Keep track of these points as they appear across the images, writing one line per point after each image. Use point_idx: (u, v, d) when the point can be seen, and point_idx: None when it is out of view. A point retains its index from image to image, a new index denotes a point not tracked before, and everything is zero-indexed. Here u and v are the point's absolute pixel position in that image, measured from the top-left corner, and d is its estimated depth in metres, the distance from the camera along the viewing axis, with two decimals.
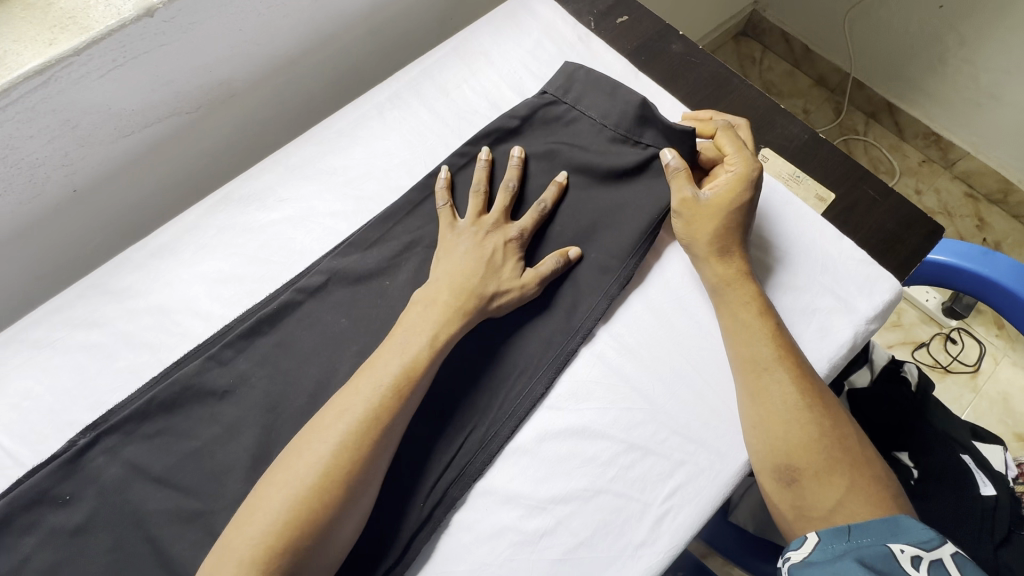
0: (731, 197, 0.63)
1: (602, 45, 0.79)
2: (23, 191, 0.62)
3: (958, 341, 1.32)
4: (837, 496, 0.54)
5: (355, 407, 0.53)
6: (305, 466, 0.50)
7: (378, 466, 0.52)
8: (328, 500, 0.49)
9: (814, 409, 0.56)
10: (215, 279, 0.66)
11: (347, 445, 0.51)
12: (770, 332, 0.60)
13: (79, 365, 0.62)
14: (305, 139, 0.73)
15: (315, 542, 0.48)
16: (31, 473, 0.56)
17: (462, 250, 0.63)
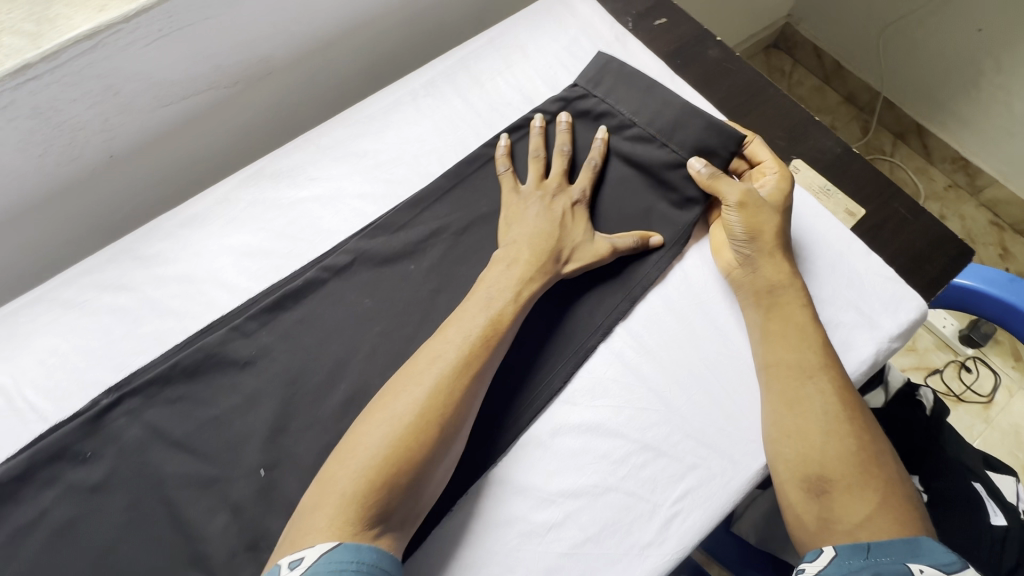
0: (780, 194, 0.66)
1: (638, 46, 0.79)
2: (62, 153, 0.63)
3: (973, 370, 1.30)
4: (867, 512, 0.53)
5: (448, 354, 0.55)
6: (387, 427, 0.51)
7: (468, 414, 0.55)
8: (415, 452, 0.50)
9: (854, 422, 0.57)
10: (242, 252, 0.66)
11: (440, 388, 0.53)
12: (816, 341, 0.60)
13: (106, 326, 0.63)
14: (338, 120, 0.74)
15: (412, 481, 0.50)
16: (56, 428, 0.58)
17: (531, 210, 0.66)
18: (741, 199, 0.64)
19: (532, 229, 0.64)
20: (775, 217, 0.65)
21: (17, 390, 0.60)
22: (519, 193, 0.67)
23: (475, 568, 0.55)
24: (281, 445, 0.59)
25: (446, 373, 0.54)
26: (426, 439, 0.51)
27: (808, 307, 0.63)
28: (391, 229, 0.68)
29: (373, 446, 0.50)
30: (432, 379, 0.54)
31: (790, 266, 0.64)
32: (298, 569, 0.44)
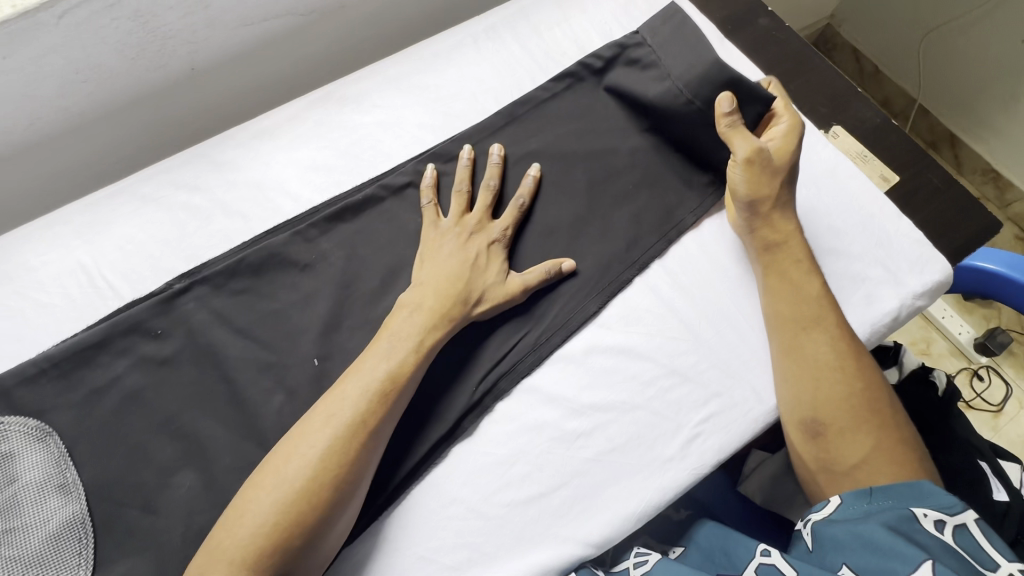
0: (788, 150, 0.66)
1: (692, 10, 0.83)
2: (152, 60, 0.68)
3: (985, 378, 1.30)
4: (862, 454, 0.56)
5: (344, 411, 0.52)
6: (296, 471, 0.49)
7: (375, 454, 0.53)
8: (325, 491, 0.49)
9: (849, 370, 0.59)
10: (308, 166, 0.71)
11: (343, 436, 0.51)
12: (812, 294, 0.63)
13: (179, 221, 0.68)
14: (403, 56, 0.79)
15: (326, 516, 0.49)
16: (133, 304, 0.62)
17: (449, 246, 0.63)
18: (750, 155, 0.65)
19: (445, 266, 0.62)
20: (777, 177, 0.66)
21: (97, 269, 0.65)
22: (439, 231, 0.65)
23: (506, 464, 0.59)
24: (334, 340, 0.63)
25: (416, 342, 0.57)
26: (390, 406, 0.54)
27: (808, 258, 0.65)
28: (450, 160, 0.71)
29: (348, 406, 0.52)
30: (405, 345, 0.57)
31: (791, 225, 0.66)
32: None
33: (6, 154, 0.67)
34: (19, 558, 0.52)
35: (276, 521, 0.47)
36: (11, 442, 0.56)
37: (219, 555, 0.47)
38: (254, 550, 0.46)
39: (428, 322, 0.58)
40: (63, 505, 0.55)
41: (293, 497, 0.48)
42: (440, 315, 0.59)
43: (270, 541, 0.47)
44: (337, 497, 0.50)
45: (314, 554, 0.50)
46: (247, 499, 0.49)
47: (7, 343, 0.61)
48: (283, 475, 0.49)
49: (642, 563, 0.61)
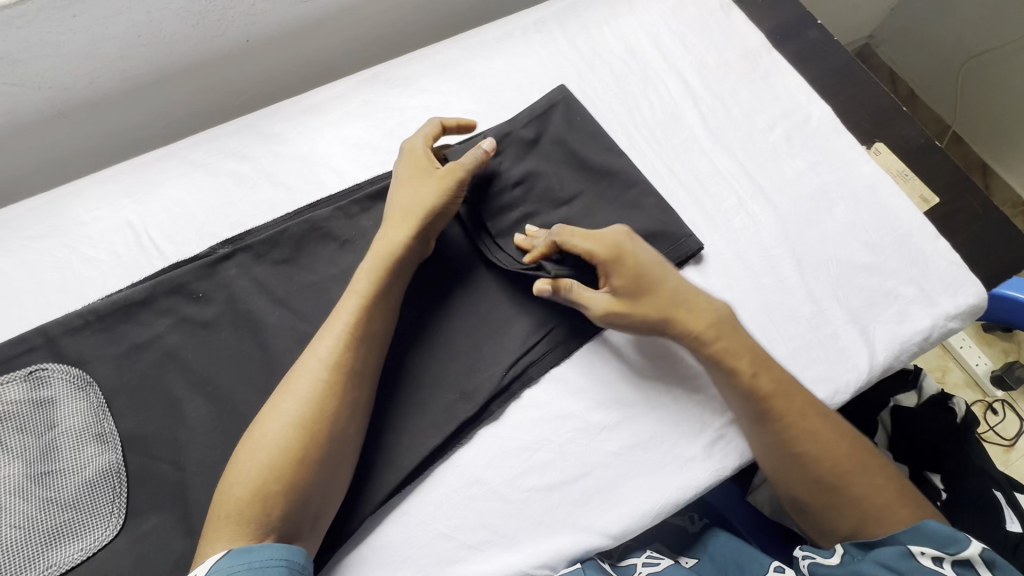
0: (636, 271, 0.61)
1: (741, 18, 0.83)
2: (210, 28, 0.70)
3: (999, 412, 1.28)
4: (853, 522, 0.57)
5: (287, 414, 0.51)
6: (252, 469, 0.49)
7: (336, 444, 0.52)
8: (293, 479, 0.49)
9: (812, 451, 0.58)
10: (353, 144, 0.72)
11: (293, 432, 0.50)
12: (748, 382, 0.59)
13: (226, 187, 0.69)
14: (453, 43, 0.80)
15: (298, 503, 0.49)
16: (177, 266, 0.64)
17: (416, 197, 0.62)
18: (608, 313, 0.60)
19: (389, 219, 0.62)
20: (633, 289, 0.60)
21: (144, 229, 0.66)
22: (412, 170, 0.64)
23: (530, 450, 0.60)
24: None
25: (363, 294, 0.57)
26: (353, 360, 0.54)
27: (727, 318, 0.62)
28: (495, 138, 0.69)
29: (305, 379, 0.53)
30: (353, 302, 0.57)
31: (682, 308, 0.61)
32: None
33: (63, 111, 0.69)
34: (56, 499, 0.55)
35: (241, 515, 0.47)
36: (54, 388, 0.58)
37: (215, 519, 0.48)
38: (242, 511, 0.47)
39: (372, 275, 0.58)
40: (100, 453, 0.57)
41: (273, 456, 0.49)
42: (389, 267, 0.59)
43: (260, 498, 0.47)
44: (322, 444, 0.51)
45: (313, 502, 0.50)
46: (229, 472, 0.50)
47: (54, 293, 0.63)
48: (254, 445, 0.50)
49: (653, 564, 0.60)
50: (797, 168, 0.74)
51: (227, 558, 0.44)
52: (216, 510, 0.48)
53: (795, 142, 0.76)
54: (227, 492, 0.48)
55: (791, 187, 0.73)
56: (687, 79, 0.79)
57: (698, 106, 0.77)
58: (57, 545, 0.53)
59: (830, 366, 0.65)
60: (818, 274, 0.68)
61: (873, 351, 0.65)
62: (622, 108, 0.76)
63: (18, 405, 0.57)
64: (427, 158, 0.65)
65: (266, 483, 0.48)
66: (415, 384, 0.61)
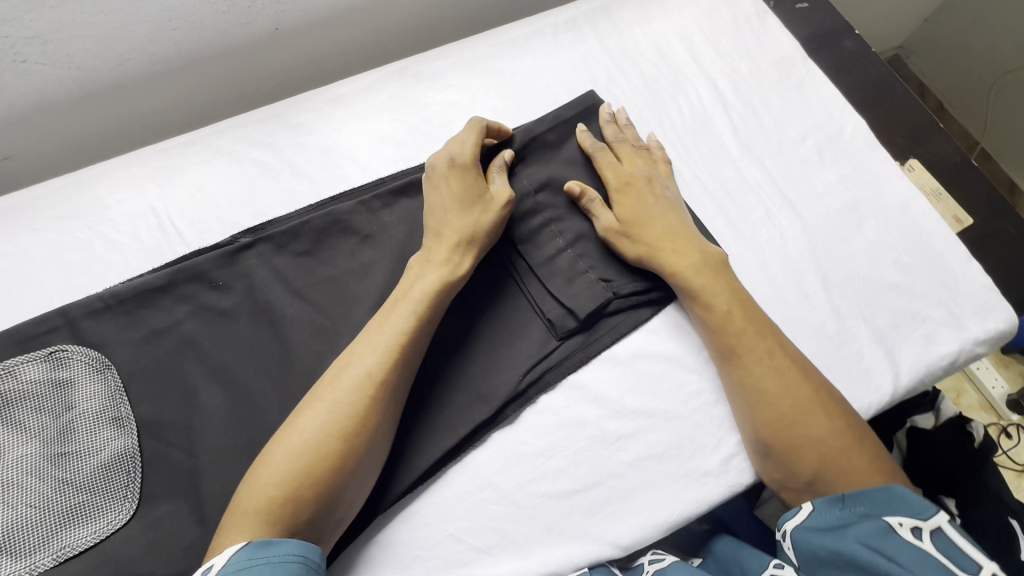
0: (635, 209, 0.65)
1: (776, 24, 0.81)
2: (240, 14, 0.69)
3: (1015, 436, 1.20)
4: (814, 466, 0.55)
5: (323, 420, 0.50)
6: (282, 469, 0.48)
7: (365, 462, 0.51)
8: (320, 486, 0.48)
9: (784, 385, 0.58)
10: (378, 138, 0.72)
11: (327, 440, 0.49)
12: (723, 313, 0.61)
13: (249, 176, 0.69)
14: (481, 40, 0.79)
15: (320, 510, 0.48)
16: (198, 253, 0.63)
17: (474, 218, 0.61)
18: (610, 231, 0.64)
19: (446, 237, 0.61)
20: (633, 215, 0.65)
21: (167, 215, 0.66)
22: (462, 183, 0.62)
23: (543, 456, 0.59)
24: None
25: (415, 310, 0.56)
26: (399, 376, 0.54)
27: (716, 263, 0.63)
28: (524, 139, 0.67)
29: (347, 388, 0.52)
30: (405, 317, 0.56)
31: (675, 245, 0.64)
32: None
33: (91, 92, 0.69)
34: (72, 481, 0.55)
35: (267, 513, 0.46)
36: (73, 370, 0.58)
37: (235, 518, 0.47)
38: (269, 512, 0.46)
39: (430, 292, 0.57)
40: (116, 437, 0.57)
41: (308, 464, 0.48)
42: (444, 286, 0.58)
43: (292, 502, 0.47)
44: (358, 455, 0.50)
45: (338, 509, 0.50)
46: (257, 472, 0.49)
47: (75, 275, 0.63)
48: (287, 448, 0.49)
49: (657, 561, 0.60)
50: (828, 182, 0.73)
51: (251, 552, 0.44)
52: (238, 509, 0.47)
53: (827, 155, 0.74)
54: (254, 490, 0.48)
55: (821, 201, 0.71)
56: (719, 86, 0.77)
57: (729, 114, 0.76)
58: (70, 527, 0.54)
59: (852, 387, 0.63)
60: (845, 292, 0.67)
61: (897, 373, 0.64)
62: (651, 113, 0.75)
63: (38, 385, 0.57)
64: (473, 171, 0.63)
65: (299, 490, 0.47)
66: (431, 384, 0.60)
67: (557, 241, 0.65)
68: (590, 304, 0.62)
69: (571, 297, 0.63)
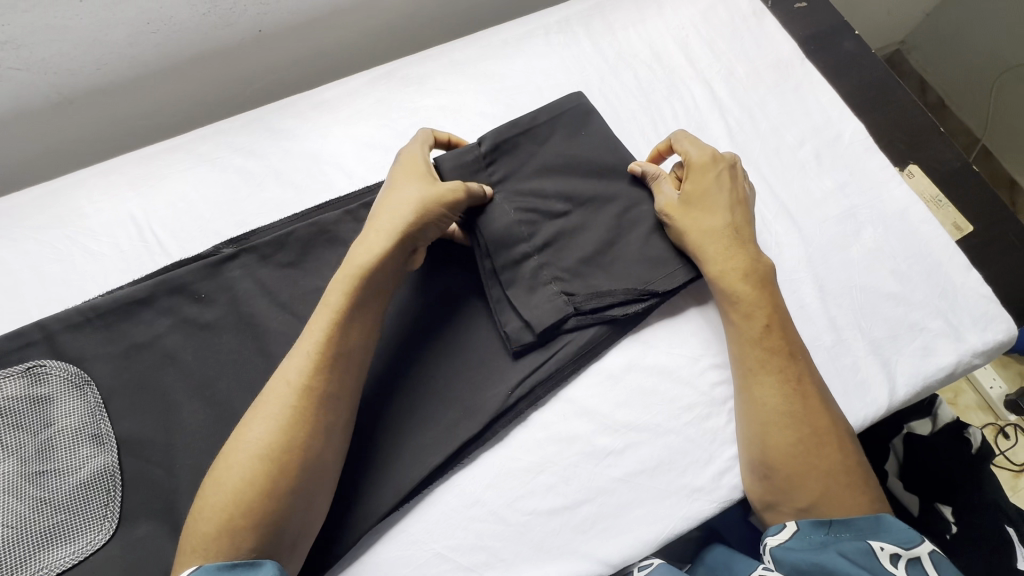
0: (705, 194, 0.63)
1: (774, 25, 0.79)
2: (222, 15, 0.67)
3: (1011, 437, 1.10)
4: (812, 494, 0.54)
5: (257, 437, 0.48)
6: (221, 490, 0.46)
7: (307, 477, 0.49)
8: (260, 508, 0.46)
9: (798, 413, 0.56)
10: (365, 143, 0.70)
11: (262, 458, 0.47)
12: (757, 333, 0.59)
13: (233, 184, 0.67)
14: (473, 41, 0.77)
15: (271, 533, 0.46)
16: (181, 265, 0.62)
17: (404, 202, 0.56)
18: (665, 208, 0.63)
19: (375, 223, 0.56)
20: (694, 198, 0.63)
21: (147, 224, 0.65)
22: (408, 174, 0.59)
23: (532, 473, 0.58)
24: None
25: (335, 308, 0.52)
26: (324, 381, 0.50)
27: (760, 279, 0.61)
28: (512, 130, 0.65)
29: (274, 406, 0.49)
30: (325, 316, 0.52)
31: (724, 245, 0.61)
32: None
33: (70, 98, 0.67)
34: (50, 500, 0.54)
35: (209, 537, 0.45)
36: (51, 386, 0.57)
37: (186, 547, 0.46)
38: (208, 541, 0.45)
39: (345, 285, 0.53)
40: (95, 455, 0.56)
41: (239, 488, 0.46)
42: (361, 275, 0.53)
43: (229, 530, 0.45)
44: (295, 472, 0.48)
45: (288, 532, 0.48)
46: (200, 499, 0.47)
47: (54, 287, 0.62)
48: (223, 472, 0.47)
49: (645, 566, 0.57)
50: (825, 189, 0.71)
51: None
52: (185, 539, 0.46)
53: (825, 160, 0.73)
54: (202, 510, 0.46)
55: (818, 208, 0.70)
56: (714, 88, 0.76)
57: (725, 118, 0.74)
58: (47, 547, 0.52)
59: (848, 400, 0.62)
60: (841, 302, 0.66)
61: (893, 387, 0.63)
62: (645, 117, 0.73)
63: (15, 401, 0.56)
64: (419, 166, 0.59)
65: (234, 515, 0.45)
66: (418, 399, 0.59)
67: (524, 246, 0.63)
68: (548, 318, 0.60)
69: (530, 309, 0.61)
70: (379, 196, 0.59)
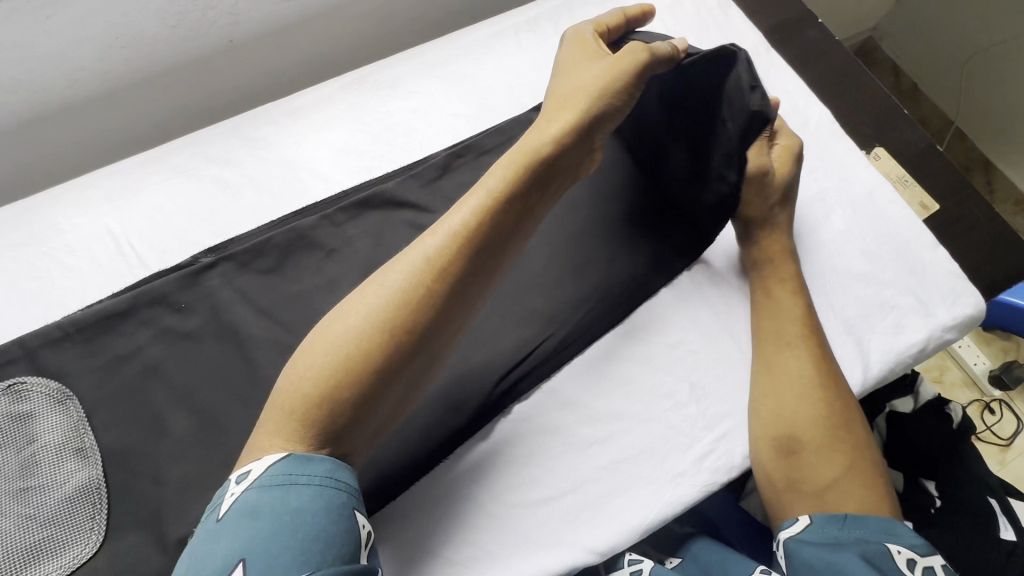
0: (786, 169, 0.67)
1: (739, 16, 0.81)
2: (191, 27, 0.68)
3: (997, 412, 1.13)
4: (833, 476, 0.56)
5: (390, 287, 0.46)
6: (335, 341, 0.44)
7: (414, 364, 0.45)
8: (365, 365, 0.43)
9: (831, 399, 0.59)
10: (340, 149, 0.71)
11: (394, 317, 0.44)
12: (780, 310, 0.63)
13: (209, 194, 0.68)
14: (444, 42, 0.78)
15: (360, 411, 0.43)
16: (161, 276, 0.62)
17: (588, 76, 0.56)
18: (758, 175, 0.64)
19: (548, 109, 0.56)
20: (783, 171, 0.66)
21: (125, 237, 0.65)
22: (581, 58, 0.60)
23: (518, 465, 0.59)
24: None
25: (494, 191, 0.49)
26: (473, 257, 0.48)
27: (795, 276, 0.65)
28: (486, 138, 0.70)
29: (405, 272, 0.46)
30: (497, 177, 0.50)
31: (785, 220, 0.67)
32: (246, 482, 0.41)
33: (41, 115, 0.67)
34: (35, 516, 0.54)
35: (317, 379, 0.43)
36: (33, 402, 0.57)
37: (278, 403, 0.43)
38: (305, 408, 0.42)
39: (517, 161, 0.51)
40: (80, 468, 0.56)
41: (354, 349, 0.43)
42: (531, 157, 0.51)
43: (326, 396, 0.42)
44: (407, 345, 0.44)
45: (371, 423, 0.44)
46: (307, 347, 0.45)
47: (33, 304, 0.62)
48: (347, 315, 0.45)
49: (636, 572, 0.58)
50: None
51: (290, 463, 0.41)
52: (280, 388, 0.44)
53: None
54: (309, 360, 0.44)
55: None
56: None
57: None
58: (36, 563, 0.52)
59: None
60: (813, 284, 0.67)
61: (867, 363, 0.64)
62: None
63: None
64: (591, 49, 0.61)
65: (348, 369, 0.43)
66: None
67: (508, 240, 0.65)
68: (575, 258, 0.66)
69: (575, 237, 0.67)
70: (553, 85, 0.60)
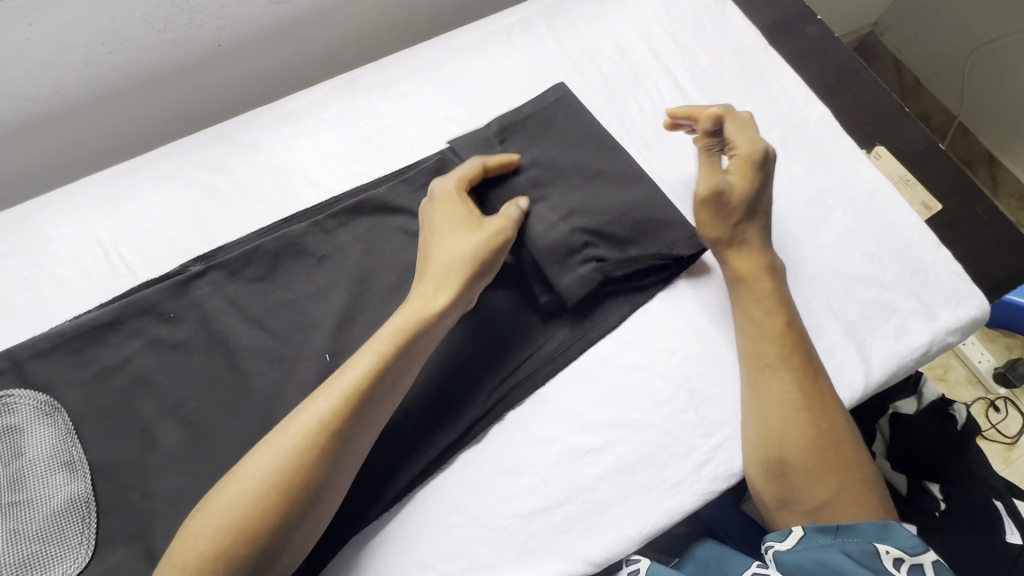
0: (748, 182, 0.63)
1: (736, 14, 0.79)
2: (178, 32, 0.66)
3: (1002, 409, 1.11)
4: (827, 494, 0.55)
5: (269, 462, 0.46)
6: (225, 506, 0.45)
7: (305, 515, 0.47)
8: (256, 526, 0.44)
9: (814, 415, 0.57)
10: (330, 153, 0.70)
11: (281, 481, 0.45)
12: (764, 323, 0.60)
13: (198, 201, 0.67)
14: (436, 44, 0.76)
15: (259, 559, 0.45)
16: (149, 285, 0.62)
17: (457, 253, 0.57)
18: (711, 193, 0.63)
19: (428, 276, 0.57)
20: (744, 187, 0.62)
21: (113, 246, 0.64)
22: (450, 218, 0.60)
23: (512, 475, 0.58)
24: (346, 336, 0.62)
25: (380, 352, 0.51)
26: (348, 445, 0.49)
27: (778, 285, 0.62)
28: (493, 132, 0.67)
29: (296, 434, 0.47)
30: (371, 353, 0.51)
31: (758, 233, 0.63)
32: None
33: (28, 123, 0.67)
34: (24, 530, 0.53)
35: (206, 548, 0.43)
36: (21, 416, 0.56)
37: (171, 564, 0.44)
38: (200, 567, 0.43)
39: (396, 337, 0.52)
40: (69, 482, 0.55)
41: (240, 520, 0.44)
42: (409, 331, 0.53)
43: (227, 551, 0.43)
44: (292, 506, 0.46)
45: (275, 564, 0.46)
46: (191, 524, 0.45)
47: (20, 314, 0.61)
48: (226, 494, 0.45)
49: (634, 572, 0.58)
50: (793, 174, 0.71)
51: None
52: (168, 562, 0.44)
53: (792, 146, 0.73)
54: (193, 539, 0.44)
55: (787, 193, 0.70)
56: (680, 81, 0.76)
57: None
58: None
59: None
60: (814, 287, 0.66)
61: (868, 368, 0.63)
62: (610, 112, 0.73)
63: None
64: (461, 205, 0.60)
65: (236, 537, 0.44)
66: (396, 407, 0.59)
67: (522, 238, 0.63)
68: (580, 289, 0.62)
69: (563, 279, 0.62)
70: (423, 248, 0.60)
